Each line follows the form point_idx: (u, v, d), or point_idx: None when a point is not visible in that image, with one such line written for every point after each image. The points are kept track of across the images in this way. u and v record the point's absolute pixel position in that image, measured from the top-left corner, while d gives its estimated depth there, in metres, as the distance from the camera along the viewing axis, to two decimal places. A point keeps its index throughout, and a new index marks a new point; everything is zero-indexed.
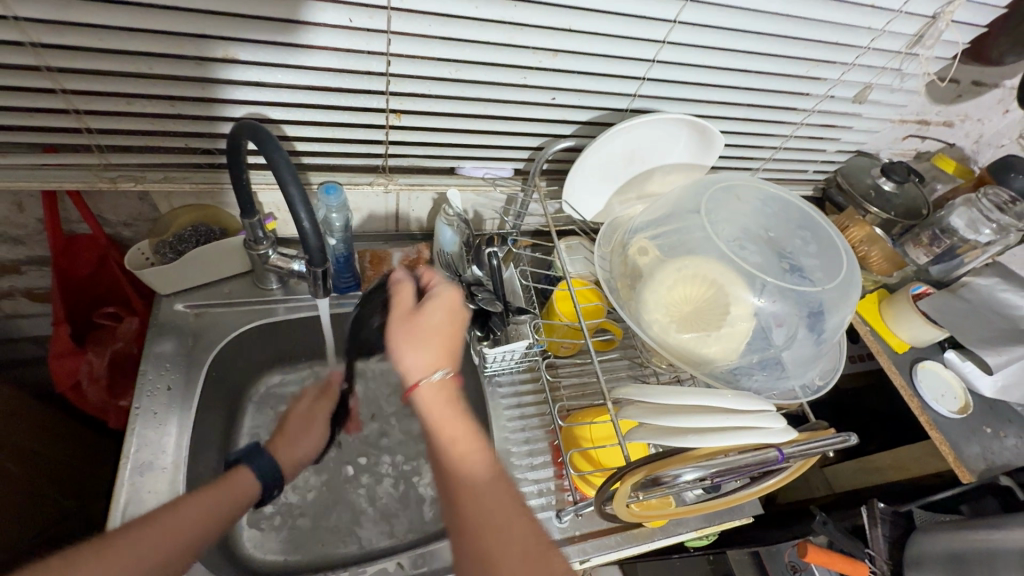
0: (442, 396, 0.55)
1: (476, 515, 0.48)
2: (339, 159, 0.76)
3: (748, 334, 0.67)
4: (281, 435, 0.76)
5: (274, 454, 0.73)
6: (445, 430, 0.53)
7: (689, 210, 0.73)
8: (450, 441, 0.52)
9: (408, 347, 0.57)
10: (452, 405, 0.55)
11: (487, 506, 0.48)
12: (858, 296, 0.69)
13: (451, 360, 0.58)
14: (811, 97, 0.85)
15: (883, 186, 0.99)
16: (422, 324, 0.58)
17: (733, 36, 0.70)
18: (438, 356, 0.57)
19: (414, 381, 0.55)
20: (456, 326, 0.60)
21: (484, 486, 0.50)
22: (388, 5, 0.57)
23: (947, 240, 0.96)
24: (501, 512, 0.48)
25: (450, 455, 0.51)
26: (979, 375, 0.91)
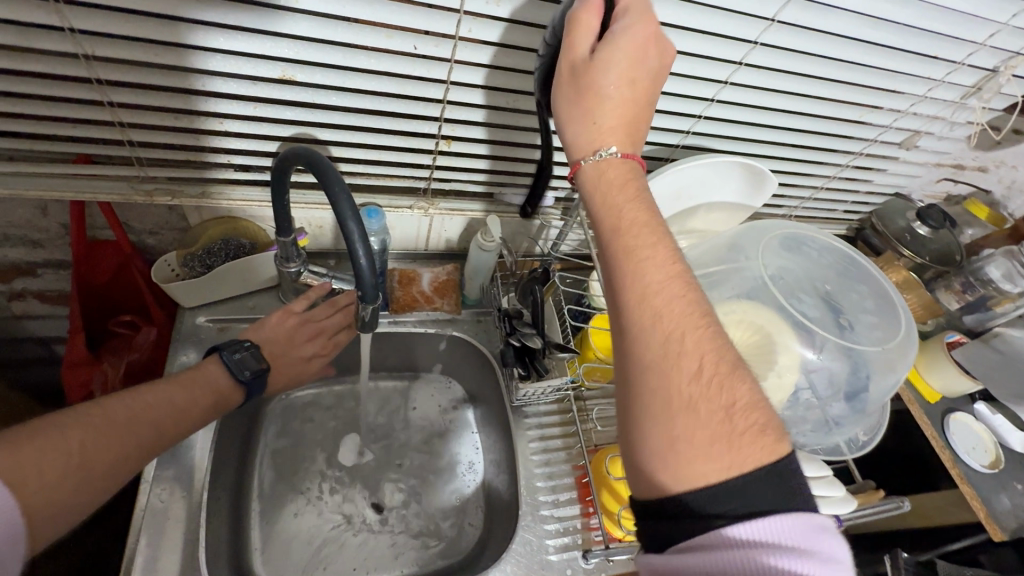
0: (609, 172, 0.51)
1: (638, 290, 0.47)
2: (379, 181, 0.74)
3: (794, 387, 0.65)
4: (275, 366, 0.73)
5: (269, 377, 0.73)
6: (612, 210, 0.50)
7: (744, 254, 0.71)
8: (617, 223, 0.50)
9: (578, 114, 0.51)
10: (624, 186, 0.51)
11: (650, 287, 0.47)
12: (914, 359, 0.68)
13: (628, 139, 0.52)
14: (861, 140, 0.83)
15: (918, 230, 0.98)
16: (600, 87, 0.49)
17: (795, 79, 0.69)
18: (610, 127, 0.51)
19: (579, 156, 0.52)
20: (641, 89, 0.50)
21: (650, 270, 0.47)
22: (455, 34, 0.55)
23: (981, 288, 0.96)
24: (664, 294, 0.46)
25: (618, 234, 0.49)
26: (1010, 429, 0.90)
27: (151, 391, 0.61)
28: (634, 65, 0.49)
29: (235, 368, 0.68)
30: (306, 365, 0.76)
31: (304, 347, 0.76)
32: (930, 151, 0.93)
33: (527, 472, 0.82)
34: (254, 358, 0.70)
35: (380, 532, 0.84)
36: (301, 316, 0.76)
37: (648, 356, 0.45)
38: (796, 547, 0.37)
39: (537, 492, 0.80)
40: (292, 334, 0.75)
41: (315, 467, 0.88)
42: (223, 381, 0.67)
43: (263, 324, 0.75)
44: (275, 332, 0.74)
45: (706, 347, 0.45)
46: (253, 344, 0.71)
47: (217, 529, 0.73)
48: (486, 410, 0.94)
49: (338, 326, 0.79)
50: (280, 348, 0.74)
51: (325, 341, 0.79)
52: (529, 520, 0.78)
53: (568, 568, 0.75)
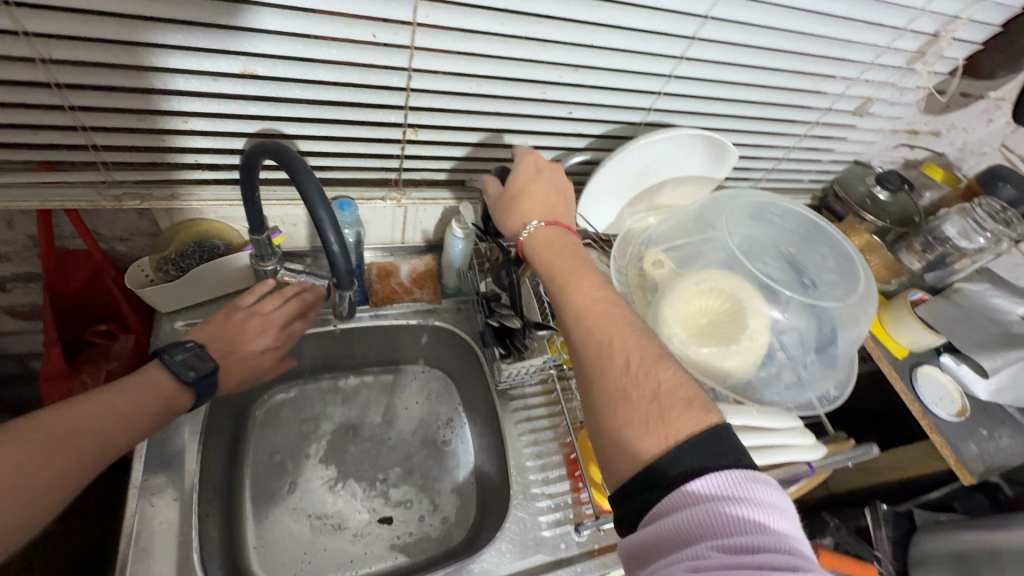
0: (540, 236, 0.62)
1: (572, 314, 0.54)
2: (351, 173, 0.74)
3: (765, 348, 0.68)
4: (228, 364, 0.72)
5: (223, 378, 0.71)
6: (547, 260, 0.60)
7: (708, 226, 0.74)
8: (550, 268, 0.59)
9: (505, 218, 0.66)
10: (553, 242, 0.61)
11: (581, 308, 0.54)
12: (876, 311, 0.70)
13: (546, 214, 0.64)
14: (816, 109, 0.87)
15: (878, 195, 1.02)
16: (511, 195, 0.66)
17: (748, 52, 0.71)
18: (530, 211, 0.65)
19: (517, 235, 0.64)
20: (541, 185, 0.66)
21: (576, 294, 0.55)
22: (413, 21, 0.56)
23: (940, 247, 0.99)
24: (592, 310, 0.53)
25: (551, 278, 0.59)
26: (974, 378, 0.94)
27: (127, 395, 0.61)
28: (540, 180, 0.66)
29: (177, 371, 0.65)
30: (257, 357, 0.75)
31: (250, 337, 0.74)
32: (884, 118, 0.97)
33: (517, 453, 0.84)
34: (202, 356, 0.68)
35: (375, 523, 0.84)
36: (247, 307, 0.75)
37: (586, 363, 0.51)
38: (733, 497, 0.38)
39: (528, 472, 0.82)
40: (238, 324, 0.74)
41: (305, 464, 0.88)
42: (168, 387, 0.64)
43: (213, 322, 0.74)
44: (219, 330, 0.73)
45: (632, 345, 0.49)
46: (196, 343, 0.69)
47: (209, 530, 0.73)
48: (473, 399, 0.95)
49: (288, 318, 0.78)
50: (229, 340, 0.73)
51: (278, 332, 0.77)
52: (520, 499, 0.80)
53: (561, 541, 0.77)
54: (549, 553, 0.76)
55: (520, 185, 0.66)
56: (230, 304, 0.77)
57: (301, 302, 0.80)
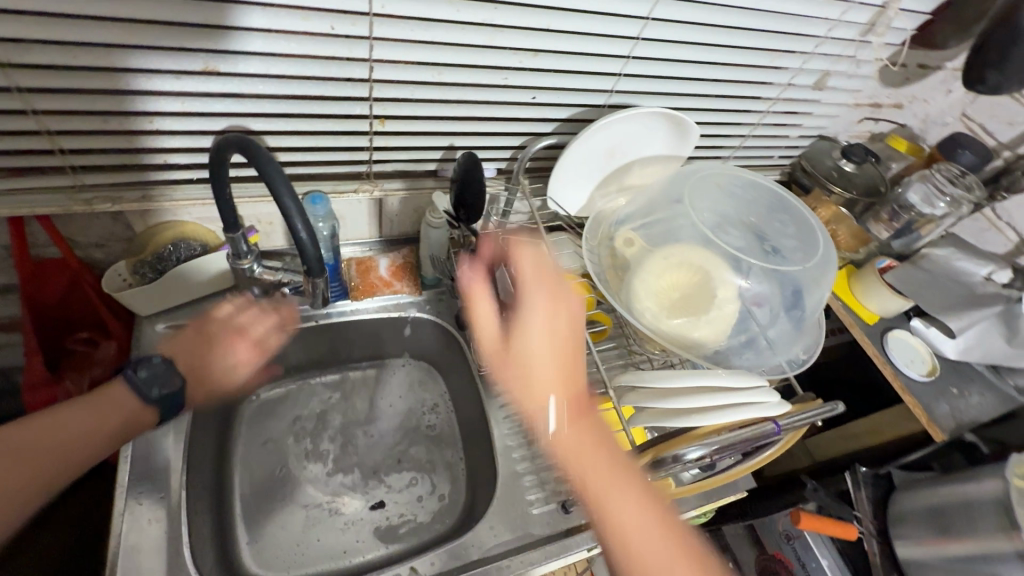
0: (566, 425, 0.62)
1: (605, 506, 0.57)
2: (322, 167, 0.76)
3: (734, 316, 0.70)
4: (197, 383, 0.73)
5: (193, 394, 0.73)
6: (577, 453, 0.60)
7: (673, 202, 0.76)
8: (580, 462, 0.60)
9: (511, 380, 0.66)
10: (578, 434, 0.61)
11: (618, 524, 0.56)
12: (834, 274, 0.74)
13: (567, 385, 0.63)
14: (776, 85, 0.89)
15: (844, 167, 1.04)
16: (522, 356, 0.66)
17: (703, 30, 0.73)
18: (552, 381, 0.63)
19: (535, 411, 0.63)
20: (563, 343, 0.64)
21: (611, 493, 0.57)
22: (370, 11, 0.57)
23: (906, 214, 1.02)
24: (625, 498, 0.57)
25: (577, 462, 0.60)
26: (943, 338, 0.96)
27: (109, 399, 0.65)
28: (551, 337, 0.65)
29: (141, 392, 0.67)
30: (229, 373, 0.76)
31: (222, 352, 0.75)
32: (844, 91, 0.99)
33: (502, 435, 0.85)
34: (166, 373, 0.69)
35: (367, 510, 0.86)
36: (217, 318, 0.76)
37: (621, 552, 0.56)
38: None
39: (513, 454, 0.84)
40: (208, 335, 0.75)
41: (295, 460, 0.89)
42: (130, 406, 0.66)
43: (185, 334, 0.75)
44: (189, 345, 0.74)
45: (672, 543, 0.55)
46: (163, 359, 0.70)
47: (200, 526, 0.74)
48: (458, 386, 0.97)
49: (260, 330, 0.79)
50: (200, 353, 0.74)
51: (250, 346, 0.78)
52: (506, 479, 0.81)
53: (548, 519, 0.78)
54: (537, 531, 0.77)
55: (537, 352, 0.64)
56: (203, 317, 0.77)
57: (274, 312, 0.81)
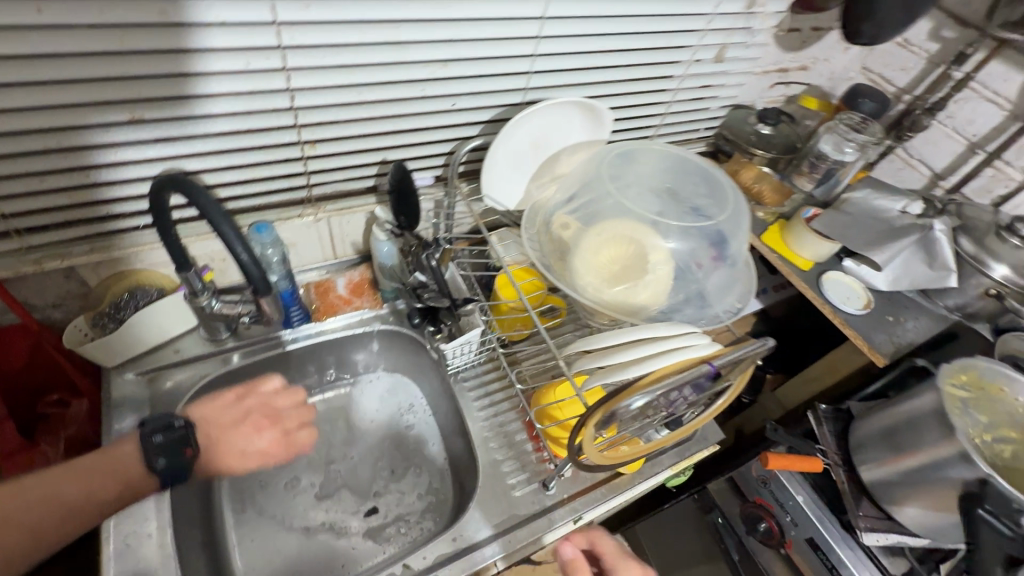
0: None
1: None
2: (264, 197, 0.79)
3: (668, 277, 0.76)
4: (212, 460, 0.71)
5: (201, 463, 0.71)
6: None
7: (596, 182, 0.82)
8: None
9: None
10: None
11: None
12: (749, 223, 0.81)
13: None
14: (681, 63, 0.96)
15: (761, 130, 1.13)
16: None
17: (600, 22, 0.79)
18: None
19: None
20: None
21: None
22: (280, 44, 0.61)
23: (823, 164, 1.10)
24: None
25: None
26: (873, 274, 1.04)
27: (121, 455, 0.66)
28: None
29: (149, 460, 0.66)
30: (245, 458, 0.73)
31: (250, 437, 0.74)
32: (748, 61, 1.07)
33: (478, 428, 0.89)
34: (181, 443, 0.68)
35: (359, 519, 0.89)
36: (260, 400, 0.78)
37: None
38: None
39: (491, 443, 0.87)
40: (245, 417, 0.75)
41: (282, 486, 0.91)
42: (134, 471, 0.65)
43: (213, 404, 0.75)
44: (214, 413, 0.74)
45: None
46: (186, 422, 0.69)
47: (193, 562, 0.75)
48: (432, 390, 1.00)
49: (295, 427, 0.78)
50: (226, 434, 0.73)
51: (280, 436, 0.76)
52: (487, 467, 0.85)
53: (531, 498, 0.82)
54: (522, 511, 0.81)
55: None
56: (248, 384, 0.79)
57: (309, 412, 0.81)
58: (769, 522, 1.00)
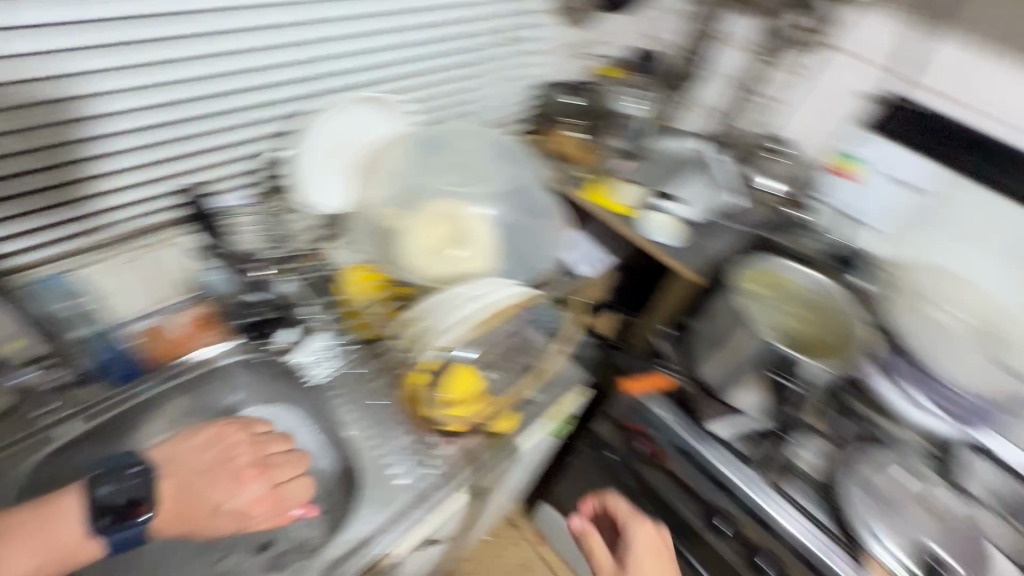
0: None
1: None
2: (62, 244, 0.74)
3: (488, 243, 0.86)
4: (175, 515, 0.62)
5: (153, 525, 0.60)
6: None
7: (407, 177, 0.90)
8: None
9: None
10: None
11: None
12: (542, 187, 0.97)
13: None
14: (472, 49, 1.05)
15: (571, 101, 1.25)
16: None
17: (376, 20, 0.86)
18: None
19: None
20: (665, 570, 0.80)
21: None
22: (47, 75, 0.60)
23: (624, 121, 1.24)
24: None
25: None
26: (685, 210, 1.15)
27: (54, 513, 0.59)
28: (654, 559, 0.81)
29: (93, 516, 0.59)
30: (217, 515, 0.62)
31: (229, 492, 0.63)
32: (538, 39, 1.19)
33: (353, 428, 0.86)
34: (127, 498, 0.59)
35: None
36: (249, 444, 0.69)
37: None
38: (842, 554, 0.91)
39: (369, 441, 0.85)
40: (226, 462, 0.66)
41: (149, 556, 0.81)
42: (71, 535, 0.58)
43: (186, 445, 0.67)
44: (187, 459, 0.65)
45: None
46: (144, 469, 0.62)
47: None
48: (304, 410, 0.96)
49: (284, 479, 0.68)
50: (200, 483, 0.64)
51: (268, 491, 0.66)
52: (368, 464, 0.83)
53: (417, 480, 0.83)
54: (411, 495, 0.81)
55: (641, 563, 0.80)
56: (238, 418, 0.72)
57: (302, 459, 0.71)
58: (648, 447, 1.10)
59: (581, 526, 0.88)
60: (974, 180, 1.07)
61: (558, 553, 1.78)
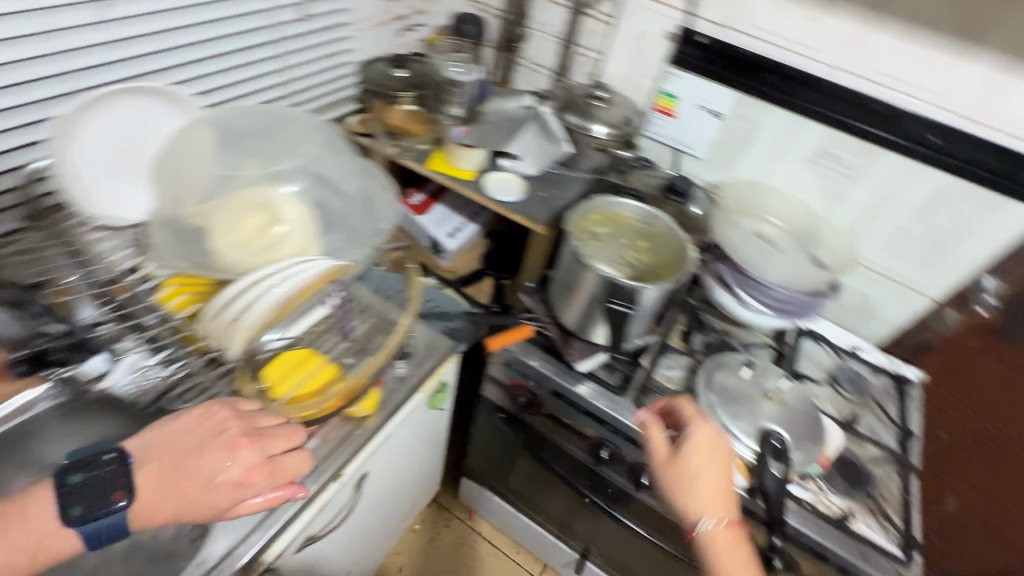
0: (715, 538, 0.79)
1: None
2: None
3: (310, 225, 0.80)
4: (171, 486, 0.63)
5: (138, 505, 0.62)
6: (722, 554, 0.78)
7: (209, 166, 0.81)
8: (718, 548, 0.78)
9: (679, 489, 0.83)
10: (732, 547, 0.79)
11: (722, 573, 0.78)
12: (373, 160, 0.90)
13: (724, 510, 0.80)
14: (264, 28, 1.02)
15: (397, 73, 1.22)
16: (685, 470, 0.83)
17: (127, 6, 0.82)
18: (705, 501, 0.81)
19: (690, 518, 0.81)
20: (720, 472, 0.83)
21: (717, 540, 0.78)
22: None
23: (455, 88, 1.21)
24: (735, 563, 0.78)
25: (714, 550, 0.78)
26: (522, 164, 1.20)
27: (36, 507, 0.60)
28: (710, 458, 0.83)
29: (63, 509, 0.60)
30: (211, 486, 0.64)
31: (216, 463, 0.64)
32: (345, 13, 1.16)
33: None
34: (104, 483, 0.61)
35: None
36: (238, 419, 0.69)
37: None
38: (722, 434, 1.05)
39: None
40: (214, 436, 0.66)
41: None
42: (45, 527, 0.59)
43: (172, 430, 0.67)
44: (175, 436, 0.66)
45: None
46: (115, 455, 0.63)
47: None
48: None
49: (280, 449, 0.69)
50: (192, 458, 0.64)
51: (260, 460, 0.67)
52: None
53: None
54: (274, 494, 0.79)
55: (698, 458, 0.83)
56: (221, 398, 0.72)
57: (296, 431, 0.72)
58: (528, 397, 1.15)
59: (647, 417, 0.89)
60: (767, 103, 1.18)
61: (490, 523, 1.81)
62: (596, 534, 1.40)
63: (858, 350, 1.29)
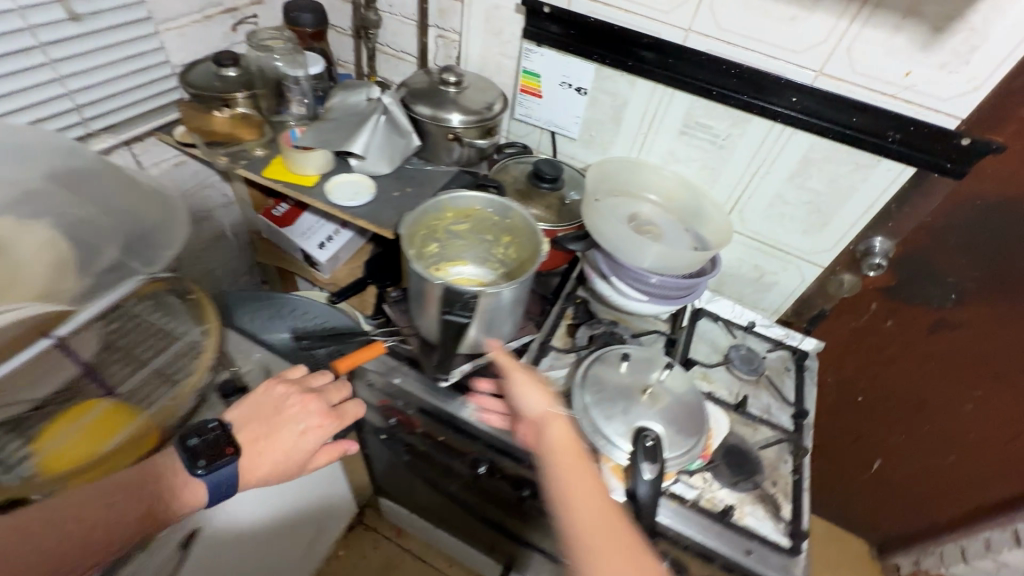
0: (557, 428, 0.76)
1: (570, 462, 0.71)
2: None
3: (57, 253, 0.70)
4: (257, 443, 0.77)
5: (242, 455, 0.75)
6: (560, 443, 0.74)
7: None
8: (560, 440, 0.74)
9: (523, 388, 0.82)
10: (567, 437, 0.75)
11: (562, 461, 0.71)
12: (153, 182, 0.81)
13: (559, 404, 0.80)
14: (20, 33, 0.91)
15: (224, 74, 1.08)
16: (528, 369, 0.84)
17: None
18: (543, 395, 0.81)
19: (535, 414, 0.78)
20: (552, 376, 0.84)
21: (556, 427, 0.75)
22: None
23: (293, 86, 1.10)
24: (573, 453, 0.72)
25: (552, 441, 0.74)
26: (372, 162, 1.10)
27: (152, 466, 0.71)
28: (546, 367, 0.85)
29: (190, 462, 0.72)
30: (296, 440, 0.79)
31: (295, 416, 0.80)
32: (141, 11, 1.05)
33: None
34: (219, 443, 0.74)
35: None
36: (296, 389, 0.83)
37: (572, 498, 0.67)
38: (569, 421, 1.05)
39: None
40: (283, 406, 0.81)
41: None
42: (178, 475, 0.71)
43: (248, 404, 0.81)
44: (261, 403, 0.81)
45: (601, 498, 0.67)
46: (217, 423, 0.76)
47: None
48: None
49: (339, 402, 0.86)
50: (271, 424, 0.79)
51: (327, 411, 0.83)
52: None
53: None
54: None
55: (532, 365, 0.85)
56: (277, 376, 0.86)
57: (345, 389, 0.89)
58: (398, 417, 1.07)
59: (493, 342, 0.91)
60: (625, 75, 1.10)
61: (420, 540, 1.72)
62: (509, 547, 1.32)
63: (755, 325, 1.24)
